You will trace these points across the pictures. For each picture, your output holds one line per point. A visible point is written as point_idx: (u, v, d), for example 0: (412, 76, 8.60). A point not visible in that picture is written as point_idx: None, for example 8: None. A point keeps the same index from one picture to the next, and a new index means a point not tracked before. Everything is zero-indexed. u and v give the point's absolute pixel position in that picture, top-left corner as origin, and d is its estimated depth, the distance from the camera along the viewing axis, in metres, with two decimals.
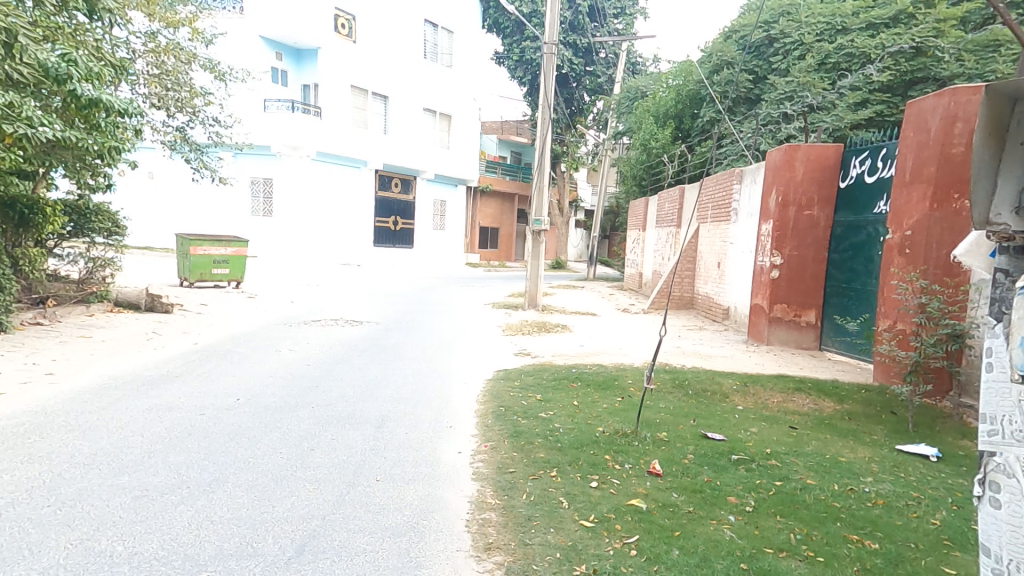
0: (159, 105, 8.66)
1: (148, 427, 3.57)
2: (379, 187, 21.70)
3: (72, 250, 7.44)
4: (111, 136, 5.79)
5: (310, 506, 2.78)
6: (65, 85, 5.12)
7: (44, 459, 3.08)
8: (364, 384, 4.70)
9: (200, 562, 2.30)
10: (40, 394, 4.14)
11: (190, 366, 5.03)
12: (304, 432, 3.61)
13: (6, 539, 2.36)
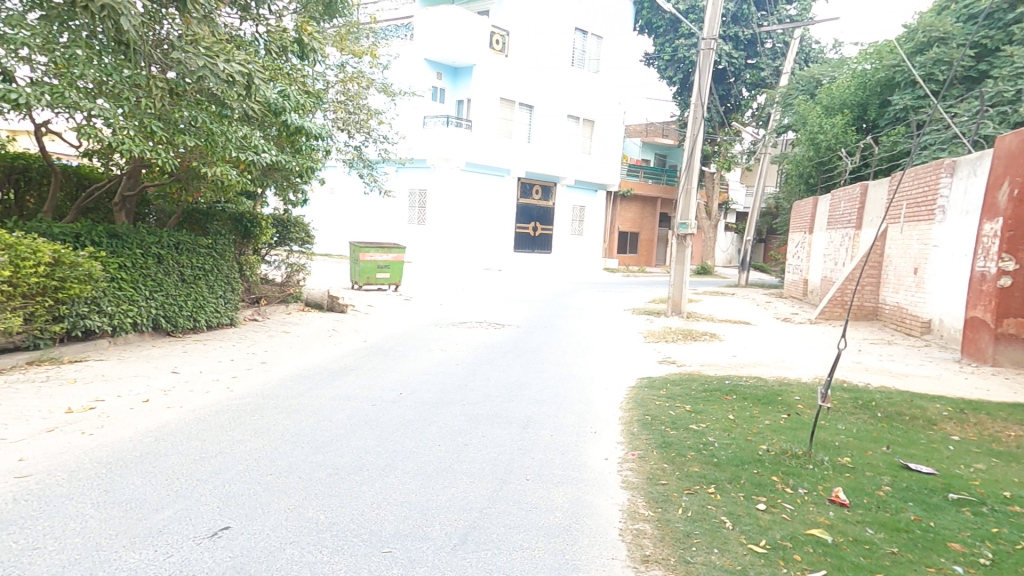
0: (344, 128, 9.87)
1: (334, 413, 4.13)
2: (521, 195, 22.58)
3: (277, 257, 8.87)
4: (308, 158, 6.89)
5: (470, 499, 2.99)
6: (281, 116, 6.08)
7: (265, 434, 3.75)
8: (507, 384, 4.91)
9: (383, 540, 2.68)
10: (259, 378, 5.06)
11: (361, 361, 5.70)
12: (457, 428, 3.88)
13: (246, 503, 3.01)
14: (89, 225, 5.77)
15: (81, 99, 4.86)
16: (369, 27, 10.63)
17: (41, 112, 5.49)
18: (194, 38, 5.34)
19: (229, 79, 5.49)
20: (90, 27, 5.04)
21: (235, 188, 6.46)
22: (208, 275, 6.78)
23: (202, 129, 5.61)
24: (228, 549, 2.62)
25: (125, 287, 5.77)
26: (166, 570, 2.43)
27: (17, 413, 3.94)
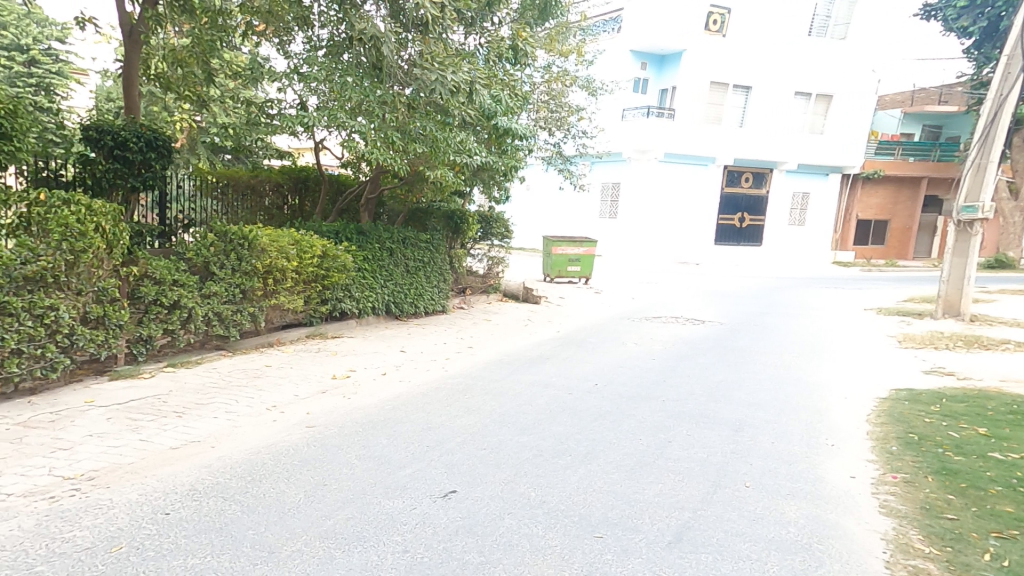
0: (545, 126, 10.80)
1: (534, 398, 4.42)
2: (726, 184, 21.62)
3: (482, 252, 9.86)
4: (512, 158, 7.65)
5: (680, 497, 2.90)
6: (492, 120, 6.90)
7: (476, 413, 4.22)
8: (712, 383, 4.74)
9: (592, 524, 2.74)
10: (468, 360, 5.70)
11: (556, 350, 5.99)
12: (657, 423, 3.83)
13: (468, 471, 3.42)
14: (347, 224, 7.07)
15: (346, 118, 6.03)
16: (578, 27, 11.03)
17: (318, 133, 7.03)
18: (431, 55, 6.01)
19: (455, 88, 6.12)
20: (357, 52, 6.01)
21: (451, 188, 7.55)
22: (426, 267, 7.88)
23: (429, 137, 6.47)
24: (457, 510, 3.03)
25: (368, 277, 6.92)
26: (411, 520, 2.98)
27: (301, 375, 5.16)
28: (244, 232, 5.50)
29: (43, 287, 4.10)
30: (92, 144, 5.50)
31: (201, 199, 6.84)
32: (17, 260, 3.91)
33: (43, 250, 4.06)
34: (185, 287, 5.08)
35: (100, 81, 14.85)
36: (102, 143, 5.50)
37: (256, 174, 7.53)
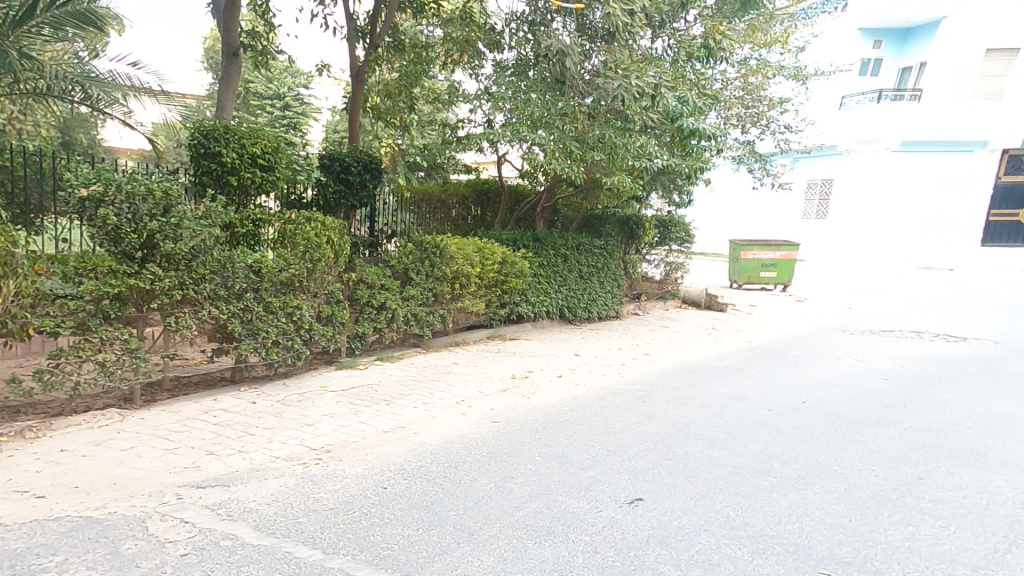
0: (738, 124, 10.61)
1: (725, 412, 4.31)
2: (1004, 172, 20.64)
3: (658, 258, 10.01)
4: (697, 160, 7.31)
5: (946, 549, 2.54)
6: (676, 121, 6.71)
7: (657, 421, 4.18)
8: (975, 418, 4.24)
9: (818, 557, 2.50)
10: (645, 367, 5.76)
11: (750, 363, 5.84)
12: (894, 458, 3.49)
13: (653, 478, 3.36)
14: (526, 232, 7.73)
15: (526, 133, 6.59)
16: (786, 11, 10.54)
17: (501, 147, 7.68)
18: (615, 62, 6.62)
19: (638, 93, 6.58)
20: (541, 68, 6.92)
21: (627, 192, 7.58)
22: (599, 272, 8.20)
23: (609, 143, 6.69)
24: (646, 518, 2.97)
25: (543, 282, 7.39)
26: (598, 522, 3.00)
27: (483, 373, 5.60)
28: (436, 241, 6.25)
29: (293, 290, 5.25)
30: (326, 169, 6.78)
31: (400, 212, 8.06)
32: (276, 269, 5.09)
33: (292, 260, 5.19)
34: (390, 291, 5.89)
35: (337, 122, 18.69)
36: (332, 169, 6.77)
37: (446, 188, 8.72)
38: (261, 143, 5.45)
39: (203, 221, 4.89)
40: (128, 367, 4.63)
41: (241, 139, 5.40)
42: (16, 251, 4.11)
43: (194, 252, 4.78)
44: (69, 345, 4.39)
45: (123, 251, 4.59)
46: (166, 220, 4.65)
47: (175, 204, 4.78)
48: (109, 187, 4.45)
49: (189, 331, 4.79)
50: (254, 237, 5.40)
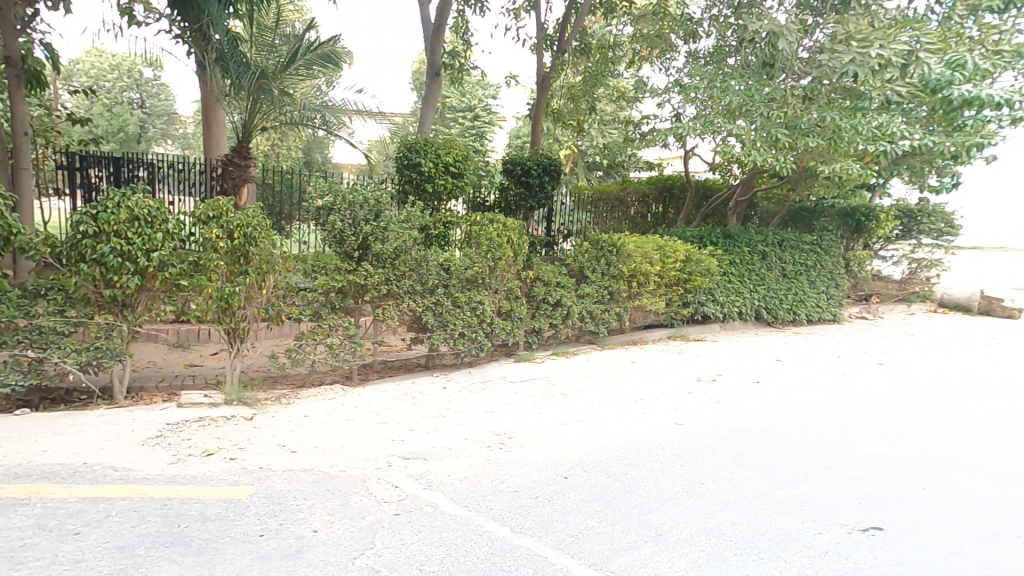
0: None
1: (980, 451, 4.26)
2: None
3: (896, 254, 11.99)
4: (968, 136, 8.15)
5: None
6: (942, 91, 7.99)
7: (892, 450, 4.24)
8: None
9: None
10: (860, 389, 5.75)
11: (998, 398, 5.64)
12: None
13: (894, 512, 3.33)
14: (716, 231, 8.42)
15: (724, 124, 8.13)
16: None
17: (692, 139, 9.03)
18: (848, 36, 7.81)
19: (879, 62, 7.59)
20: (746, 54, 8.45)
21: (857, 178, 8.50)
22: (808, 270, 8.63)
23: (831, 127, 7.80)
24: (885, 551, 2.96)
25: (733, 282, 7.90)
26: (822, 545, 3.00)
27: (664, 376, 5.91)
28: (613, 240, 6.66)
29: (476, 287, 5.84)
30: (509, 174, 7.78)
31: (579, 211, 9.09)
32: (463, 267, 5.67)
33: (476, 259, 5.78)
34: (565, 289, 6.32)
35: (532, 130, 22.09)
36: (514, 173, 7.76)
37: (626, 188, 9.76)
38: (452, 152, 6.29)
39: (405, 225, 5.62)
40: (348, 350, 5.63)
41: (437, 149, 6.28)
42: (279, 252, 6.06)
43: (397, 251, 5.52)
44: (308, 330, 5.54)
45: (345, 251, 5.56)
46: (376, 224, 5.48)
47: (383, 210, 5.64)
48: (338, 198, 5.46)
49: (392, 321, 5.51)
50: (445, 238, 6.00)
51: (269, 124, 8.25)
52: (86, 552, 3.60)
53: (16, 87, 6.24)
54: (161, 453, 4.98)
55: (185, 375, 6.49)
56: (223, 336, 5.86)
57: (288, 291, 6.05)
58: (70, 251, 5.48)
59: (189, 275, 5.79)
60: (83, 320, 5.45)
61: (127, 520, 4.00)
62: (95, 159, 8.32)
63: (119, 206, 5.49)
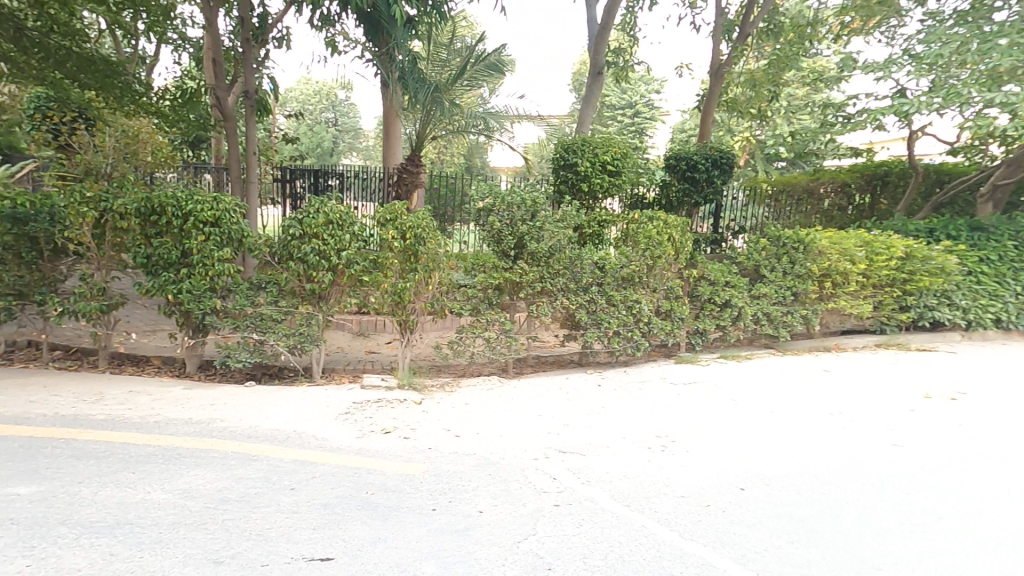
0: None
1: None
2: None
3: None
4: None
5: None
6: None
7: None
8: None
9: None
10: None
11: None
12: None
13: None
14: (963, 223, 8.94)
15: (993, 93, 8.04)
16: None
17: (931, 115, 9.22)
18: None
19: None
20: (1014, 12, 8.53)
21: None
22: None
23: None
24: None
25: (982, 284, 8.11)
26: None
27: (850, 394, 5.87)
28: (797, 238, 7.20)
29: (631, 286, 6.15)
30: (674, 170, 9.59)
31: (757, 205, 11.21)
32: (619, 265, 5.96)
33: (632, 258, 6.09)
34: (732, 288, 6.69)
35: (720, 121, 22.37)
36: (677, 168, 9.56)
37: (820, 178, 11.50)
38: (610, 152, 7.46)
39: (560, 224, 5.94)
40: (504, 344, 5.98)
41: (594, 149, 7.52)
42: (443, 252, 6.60)
43: (548, 249, 5.83)
44: (468, 324, 6.00)
45: (502, 250, 5.91)
46: (532, 224, 5.79)
47: (539, 210, 5.89)
48: (497, 200, 5.80)
49: (546, 317, 5.91)
50: (598, 236, 6.70)
51: (436, 132, 9.19)
52: (300, 506, 4.45)
53: (250, 114, 6.58)
54: (350, 426, 5.83)
55: (366, 361, 7.43)
56: (396, 326, 6.59)
57: (450, 287, 6.58)
58: (283, 251, 6.56)
59: (370, 271, 6.54)
60: (292, 309, 6.52)
61: (328, 482, 4.82)
62: (300, 172, 10.39)
63: (319, 212, 6.45)
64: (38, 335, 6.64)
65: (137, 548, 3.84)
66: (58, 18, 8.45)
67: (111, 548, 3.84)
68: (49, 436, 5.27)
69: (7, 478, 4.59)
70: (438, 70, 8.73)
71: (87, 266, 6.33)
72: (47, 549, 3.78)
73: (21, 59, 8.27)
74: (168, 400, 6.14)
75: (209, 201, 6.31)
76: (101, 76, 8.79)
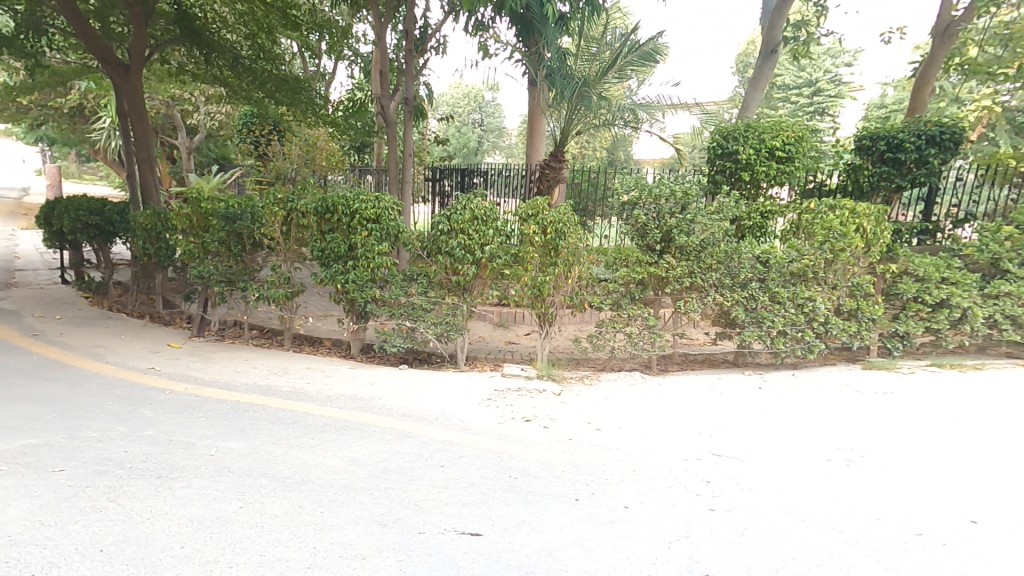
0: None
1: None
2: None
3: None
4: None
5: None
6: None
7: None
8: None
9: None
10: None
11: None
12: None
13: None
14: None
15: None
16: None
17: None
18: None
19: None
20: None
21: None
22: None
23: None
24: None
25: None
26: None
27: None
28: None
29: (803, 283, 6.39)
30: (869, 150, 9.37)
31: None
32: (786, 260, 6.31)
33: (804, 252, 6.35)
34: (948, 287, 6.64)
35: (948, 85, 18.92)
36: (875, 149, 9.27)
37: None
38: (780, 137, 8.20)
39: (714, 217, 6.27)
40: (647, 339, 6.34)
41: (761, 133, 8.29)
42: (583, 247, 6.66)
43: (699, 243, 6.17)
44: (609, 319, 6.40)
45: (647, 244, 6.35)
46: (682, 217, 6.20)
47: (690, 201, 6.25)
48: (644, 193, 6.25)
49: (694, 313, 6.34)
50: (761, 228, 7.69)
51: (581, 128, 9.74)
52: (450, 482, 4.78)
53: (408, 119, 7.23)
54: (492, 412, 6.13)
55: (506, 351, 7.84)
56: (535, 319, 6.77)
57: (591, 282, 6.54)
58: (432, 245, 7.07)
59: (510, 265, 6.77)
60: (440, 300, 6.99)
61: (474, 462, 5.13)
62: (448, 173, 11.43)
63: (465, 208, 6.82)
64: (242, 316, 7.94)
65: (318, 504, 4.42)
66: (264, 47, 9.99)
67: (299, 501, 4.46)
68: (250, 401, 6.27)
69: (222, 432, 5.55)
70: (589, 63, 9.16)
71: (277, 259, 7.41)
72: (253, 495, 4.51)
73: (237, 82, 10.10)
74: (338, 376, 6.99)
75: (372, 200, 7.00)
76: (292, 93, 10.02)
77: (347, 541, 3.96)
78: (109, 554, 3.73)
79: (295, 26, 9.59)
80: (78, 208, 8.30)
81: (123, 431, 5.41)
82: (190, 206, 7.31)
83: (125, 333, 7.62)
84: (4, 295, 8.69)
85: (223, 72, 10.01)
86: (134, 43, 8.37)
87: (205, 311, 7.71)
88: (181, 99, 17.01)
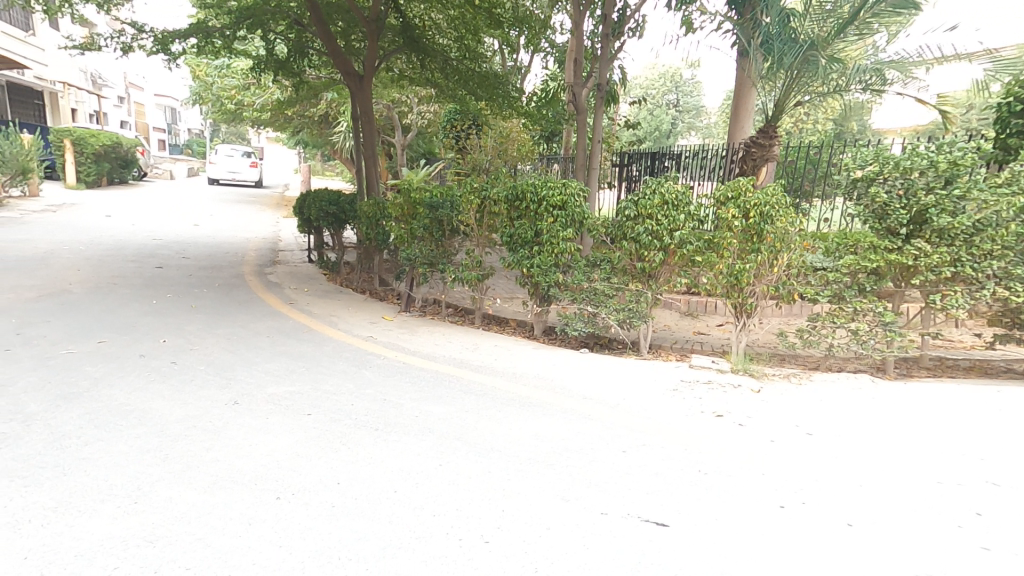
0: None
1: None
2: None
3: None
4: None
5: None
6: None
7: None
8: None
9: None
10: None
11: None
12: None
13: None
14: None
15: None
16: None
17: None
18: None
19: None
20: None
21: None
22: None
23: None
24: None
25: None
26: None
27: None
28: None
29: None
30: None
31: None
32: None
33: None
34: None
35: None
36: None
37: None
38: None
39: (996, 192, 5.64)
40: (880, 338, 5.92)
41: None
42: (795, 231, 6.13)
43: (969, 224, 5.66)
44: (827, 312, 6.13)
45: (887, 227, 6.04)
46: (945, 194, 5.67)
47: (959, 173, 5.71)
48: (888, 167, 5.89)
49: (958, 309, 5.80)
50: None
51: (801, 97, 9.34)
52: (633, 468, 4.72)
53: (599, 105, 7.32)
54: (680, 402, 5.91)
55: (694, 342, 7.60)
56: (730, 309, 6.42)
57: (803, 270, 6.16)
58: (617, 231, 7.03)
59: (702, 252, 6.39)
60: (623, 286, 6.94)
61: (657, 452, 4.98)
62: (638, 157, 11.22)
63: (655, 192, 6.58)
64: (441, 295, 8.82)
65: (506, 472, 4.70)
66: (470, 47, 10.88)
67: (489, 467, 4.78)
68: (446, 371, 6.94)
69: (423, 397, 6.23)
70: (821, 21, 8.49)
71: (471, 244, 8.07)
72: (450, 455, 4.97)
73: (445, 83, 11.21)
74: (523, 355, 7.39)
75: (559, 186, 7.14)
76: (492, 89, 10.81)
77: (533, 510, 4.16)
78: (344, 488, 4.43)
79: (497, 24, 10.31)
80: (322, 199, 10.03)
81: (351, 387, 6.42)
82: (402, 196, 8.35)
83: (351, 304, 9.07)
84: (272, 269, 10.97)
85: (435, 75, 11.24)
86: (368, 56, 9.78)
87: (411, 290, 8.78)
88: (399, 103, 19.50)
